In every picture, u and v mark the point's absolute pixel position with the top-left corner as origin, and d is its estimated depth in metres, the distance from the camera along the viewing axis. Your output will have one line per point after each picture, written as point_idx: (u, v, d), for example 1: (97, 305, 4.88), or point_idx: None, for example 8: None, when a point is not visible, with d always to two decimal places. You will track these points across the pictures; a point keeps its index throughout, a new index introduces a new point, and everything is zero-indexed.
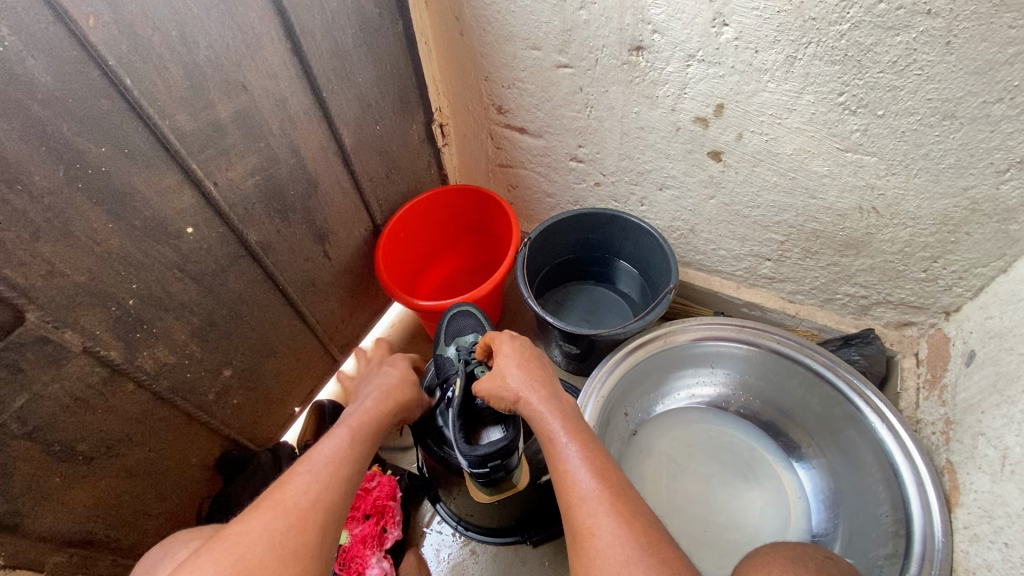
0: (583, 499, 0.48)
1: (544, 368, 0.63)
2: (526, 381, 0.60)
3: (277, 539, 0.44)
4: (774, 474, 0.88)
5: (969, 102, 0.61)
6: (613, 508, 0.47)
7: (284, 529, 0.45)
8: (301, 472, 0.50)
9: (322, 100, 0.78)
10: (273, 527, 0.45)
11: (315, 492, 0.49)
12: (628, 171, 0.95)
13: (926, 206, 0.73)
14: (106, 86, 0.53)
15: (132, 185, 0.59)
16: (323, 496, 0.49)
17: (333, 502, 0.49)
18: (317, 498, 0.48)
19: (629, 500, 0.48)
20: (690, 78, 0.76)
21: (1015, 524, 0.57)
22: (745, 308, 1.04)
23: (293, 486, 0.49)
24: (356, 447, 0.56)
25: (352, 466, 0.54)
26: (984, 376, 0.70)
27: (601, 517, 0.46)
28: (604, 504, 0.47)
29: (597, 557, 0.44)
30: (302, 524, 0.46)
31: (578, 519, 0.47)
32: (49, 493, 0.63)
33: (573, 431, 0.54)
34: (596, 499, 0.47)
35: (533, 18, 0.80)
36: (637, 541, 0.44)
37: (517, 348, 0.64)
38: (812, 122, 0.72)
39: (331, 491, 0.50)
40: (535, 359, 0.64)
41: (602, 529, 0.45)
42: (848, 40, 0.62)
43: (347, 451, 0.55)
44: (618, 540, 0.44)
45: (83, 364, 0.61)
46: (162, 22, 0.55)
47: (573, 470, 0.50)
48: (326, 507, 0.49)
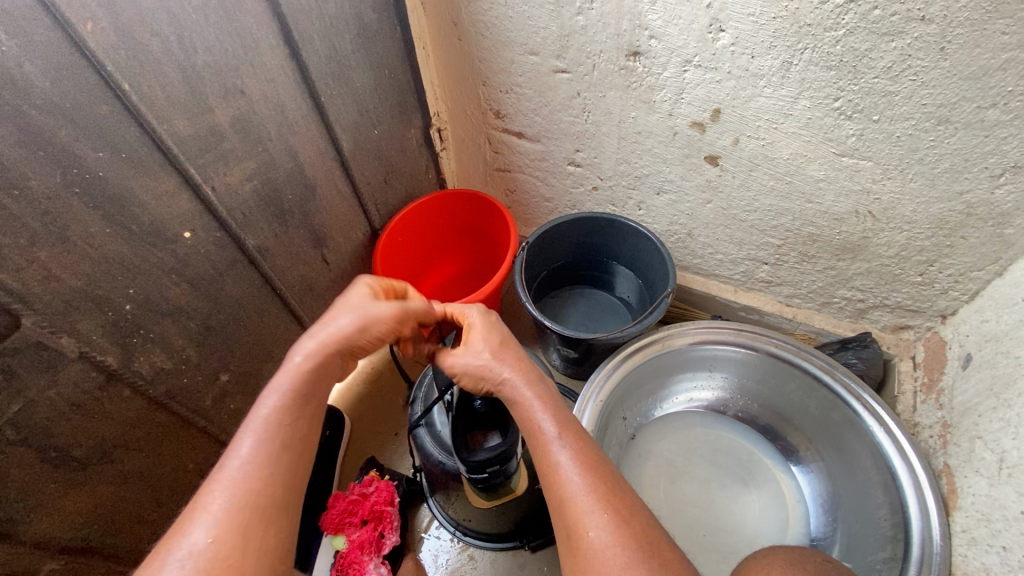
0: (575, 497, 0.47)
1: (515, 343, 0.60)
2: (504, 363, 0.56)
3: (212, 549, 0.40)
4: (772, 478, 0.88)
5: (963, 108, 0.62)
6: (606, 506, 0.46)
7: (220, 536, 0.40)
8: (230, 467, 0.44)
9: (320, 104, 0.78)
10: (206, 537, 0.40)
11: (247, 484, 0.43)
12: (625, 176, 0.95)
13: (922, 210, 0.74)
14: (104, 91, 0.53)
15: (129, 189, 0.59)
16: (255, 484, 0.43)
17: (269, 487, 0.44)
18: (251, 492, 0.43)
19: (622, 497, 0.48)
20: (687, 83, 0.76)
21: (1013, 528, 0.57)
22: (742, 312, 1.05)
23: (223, 484, 0.43)
24: (289, 415, 0.47)
25: (287, 440, 0.46)
26: (980, 379, 0.70)
27: (595, 516, 0.46)
28: (596, 502, 0.47)
29: (593, 558, 0.44)
30: (239, 525, 0.41)
31: (571, 518, 0.47)
32: (45, 500, 0.63)
33: (560, 420, 0.53)
34: (588, 497, 0.47)
35: (531, 24, 0.80)
36: (632, 540, 0.44)
37: (489, 324, 0.60)
38: (808, 127, 0.73)
39: (263, 479, 0.44)
40: (504, 334, 0.60)
41: (596, 529, 0.45)
42: (844, 45, 0.63)
43: (282, 421, 0.47)
44: (614, 541, 0.44)
45: (79, 369, 0.61)
46: (160, 27, 0.55)
47: (563, 466, 0.49)
48: (260, 496, 0.43)
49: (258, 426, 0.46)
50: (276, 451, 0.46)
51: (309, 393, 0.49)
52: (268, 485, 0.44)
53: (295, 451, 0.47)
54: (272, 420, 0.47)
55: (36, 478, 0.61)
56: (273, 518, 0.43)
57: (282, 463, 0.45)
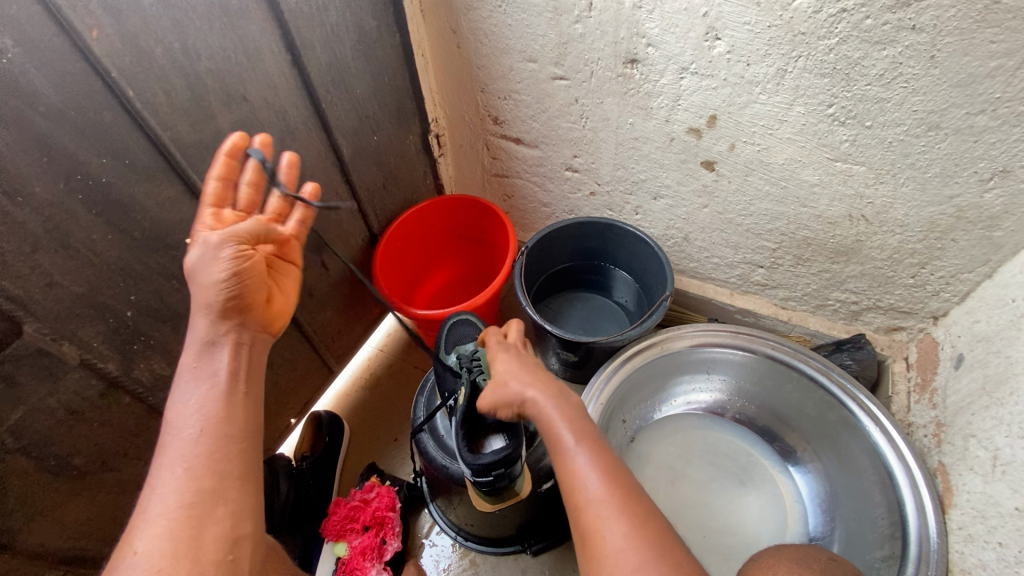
0: (593, 503, 0.49)
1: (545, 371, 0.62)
2: (527, 382, 0.58)
3: (148, 554, 0.43)
4: (770, 479, 0.89)
5: (953, 114, 0.64)
6: (623, 511, 0.47)
7: (152, 541, 0.43)
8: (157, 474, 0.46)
9: (320, 111, 0.78)
10: (141, 545, 0.43)
11: (174, 484, 0.46)
12: (622, 181, 0.96)
13: (913, 213, 0.76)
14: (108, 98, 0.53)
15: (131, 196, 0.59)
16: (176, 484, 0.46)
17: (192, 483, 0.46)
18: (179, 492, 0.45)
19: (639, 504, 0.49)
20: (684, 90, 0.77)
21: (1008, 524, 0.58)
22: (738, 314, 1.06)
23: (155, 489, 0.46)
24: (204, 409, 0.49)
25: (204, 433, 0.48)
26: (973, 379, 0.71)
27: (611, 522, 0.47)
28: (614, 507, 0.48)
29: (610, 560, 0.45)
30: (170, 526, 0.44)
31: (588, 520, 0.48)
32: (43, 509, 0.62)
33: (580, 432, 0.54)
34: (607, 501, 0.48)
35: (530, 32, 0.81)
36: (647, 544, 0.45)
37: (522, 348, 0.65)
38: (802, 133, 0.74)
39: (185, 477, 0.46)
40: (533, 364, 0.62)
41: (614, 531, 0.46)
42: (837, 53, 0.64)
43: (199, 416, 0.49)
44: (631, 545, 0.45)
45: (80, 377, 0.60)
46: (164, 34, 0.56)
47: (582, 472, 0.51)
48: (184, 494, 0.45)
49: (172, 427, 0.48)
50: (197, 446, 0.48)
51: (223, 373, 0.52)
52: (190, 477, 0.46)
53: (221, 442, 0.48)
54: (191, 415, 0.49)
55: (34, 487, 0.60)
56: (206, 510, 0.46)
57: (202, 454, 0.47)
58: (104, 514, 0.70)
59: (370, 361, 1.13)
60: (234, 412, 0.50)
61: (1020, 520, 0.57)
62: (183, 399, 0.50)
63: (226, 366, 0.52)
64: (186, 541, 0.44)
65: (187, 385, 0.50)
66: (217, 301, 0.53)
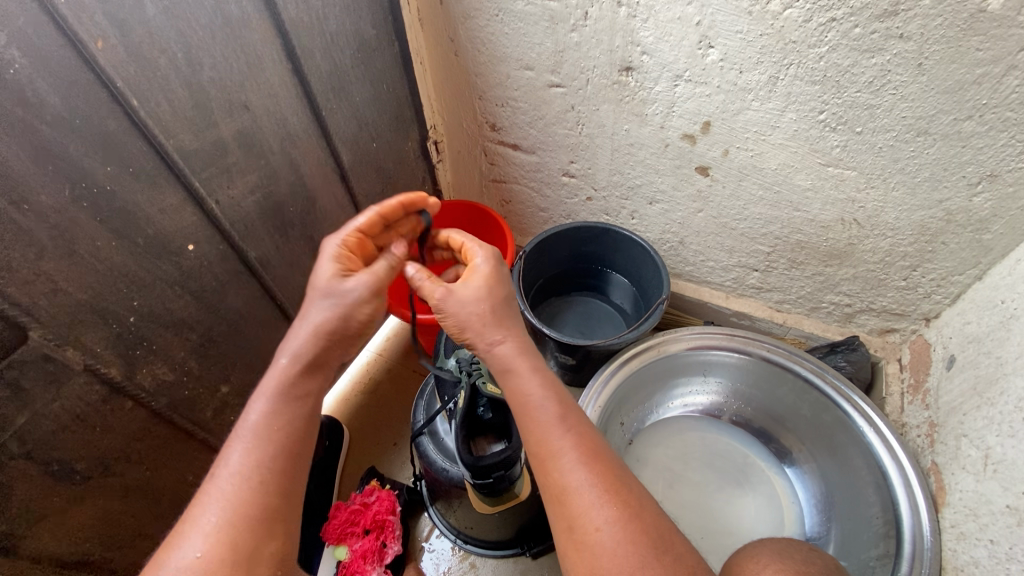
0: (580, 493, 0.47)
1: (505, 303, 0.57)
2: (477, 314, 0.54)
3: (201, 566, 0.43)
4: (767, 479, 0.90)
5: (941, 120, 0.65)
6: (612, 501, 0.47)
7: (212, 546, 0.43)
8: (214, 479, 0.46)
9: (321, 119, 0.79)
10: (190, 552, 0.43)
11: (234, 493, 0.45)
12: (618, 186, 0.98)
13: (903, 217, 0.77)
14: (113, 107, 0.54)
15: (135, 203, 0.59)
16: (240, 494, 0.45)
17: (253, 498, 0.45)
18: (244, 497, 0.45)
19: (625, 491, 0.48)
20: (678, 97, 0.79)
21: (999, 522, 0.60)
22: (734, 317, 1.07)
23: (213, 496, 0.46)
24: (276, 421, 0.48)
25: (273, 447, 0.47)
26: (965, 379, 0.73)
27: (601, 513, 0.46)
28: (601, 496, 0.47)
29: (600, 552, 0.45)
30: (226, 539, 0.44)
31: (572, 510, 0.47)
32: (47, 514, 0.62)
33: (558, 410, 0.51)
34: (593, 490, 0.47)
35: (527, 40, 0.83)
36: (637, 537, 0.45)
37: (497, 272, 0.58)
38: (794, 138, 0.76)
39: (250, 488, 0.46)
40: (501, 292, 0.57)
41: (602, 523, 0.46)
42: (827, 61, 0.66)
43: (272, 426, 0.48)
44: (622, 537, 0.45)
45: (83, 382, 0.61)
46: (168, 45, 0.57)
47: (562, 456, 0.49)
48: (246, 505, 0.45)
49: (244, 435, 0.47)
50: (263, 458, 0.47)
51: (302, 389, 0.50)
52: (254, 491, 0.46)
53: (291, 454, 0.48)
54: (263, 423, 0.48)
55: (38, 492, 0.60)
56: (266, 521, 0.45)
57: (269, 467, 0.47)
58: (106, 519, 0.70)
59: (369, 366, 1.13)
60: (304, 431, 0.50)
61: (1010, 517, 0.58)
62: (256, 406, 0.49)
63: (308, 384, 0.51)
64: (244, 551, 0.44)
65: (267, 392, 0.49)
66: (337, 322, 0.52)
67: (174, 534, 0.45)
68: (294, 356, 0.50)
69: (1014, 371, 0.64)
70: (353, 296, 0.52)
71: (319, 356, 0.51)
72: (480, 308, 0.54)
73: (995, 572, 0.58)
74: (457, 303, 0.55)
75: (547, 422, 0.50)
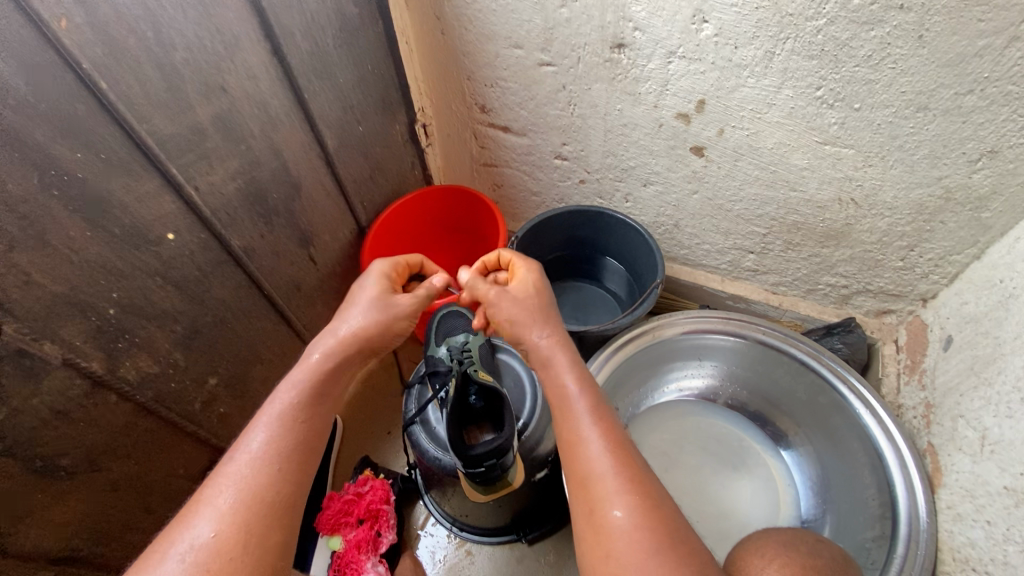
0: (602, 478, 0.47)
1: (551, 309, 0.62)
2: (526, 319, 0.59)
3: (213, 545, 0.42)
4: (762, 462, 0.90)
5: (941, 94, 0.63)
6: (632, 490, 0.46)
7: (225, 526, 0.42)
8: (230, 462, 0.46)
9: (303, 101, 0.77)
10: (202, 535, 0.42)
11: (253, 477, 0.45)
12: (612, 168, 0.96)
13: (902, 196, 0.75)
14: (80, 90, 0.52)
15: (109, 191, 0.57)
16: (260, 477, 0.45)
17: (273, 481, 0.46)
18: (259, 482, 0.45)
19: (647, 486, 0.46)
20: (671, 74, 0.76)
21: (996, 502, 0.59)
22: (730, 300, 1.06)
23: (229, 478, 0.45)
24: (302, 411, 0.50)
25: (296, 435, 0.48)
26: (962, 360, 0.72)
27: (620, 500, 0.45)
28: (622, 485, 0.46)
29: (616, 540, 0.44)
30: (241, 521, 0.43)
31: (594, 495, 0.46)
32: (31, 511, 0.61)
33: (590, 402, 0.52)
34: (616, 479, 0.46)
35: (515, 17, 0.80)
36: (655, 531, 0.43)
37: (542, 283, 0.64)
38: (791, 116, 0.74)
39: (271, 471, 0.46)
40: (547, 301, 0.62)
41: (621, 511, 0.45)
42: (825, 35, 0.64)
43: (296, 415, 0.49)
44: (641, 527, 0.43)
45: (64, 377, 0.60)
46: (137, 23, 0.54)
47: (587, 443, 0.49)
48: (265, 487, 0.45)
49: (268, 420, 0.48)
50: (284, 444, 0.47)
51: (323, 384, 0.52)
52: (274, 475, 0.46)
53: (306, 446, 0.49)
54: (288, 411, 0.49)
55: (20, 489, 0.59)
56: (279, 507, 0.45)
57: (289, 454, 0.47)
58: (94, 514, 0.69)
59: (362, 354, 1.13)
60: (322, 424, 0.51)
61: (1007, 498, 0.58)
62: (281, 395, 0.50)
63: (329, 379, 0.53)
64: (254, 535, 0.43)
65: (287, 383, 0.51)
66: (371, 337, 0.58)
67: (179, 518, 0.44)
68: (344, 345, 0.56)
69: (1012, 351, 0.63)
70: (389, 320, 0.59)
71: (343, 357, 0.55)
72: (525, 308, 0.60)
73: (993, 554, 0.58)
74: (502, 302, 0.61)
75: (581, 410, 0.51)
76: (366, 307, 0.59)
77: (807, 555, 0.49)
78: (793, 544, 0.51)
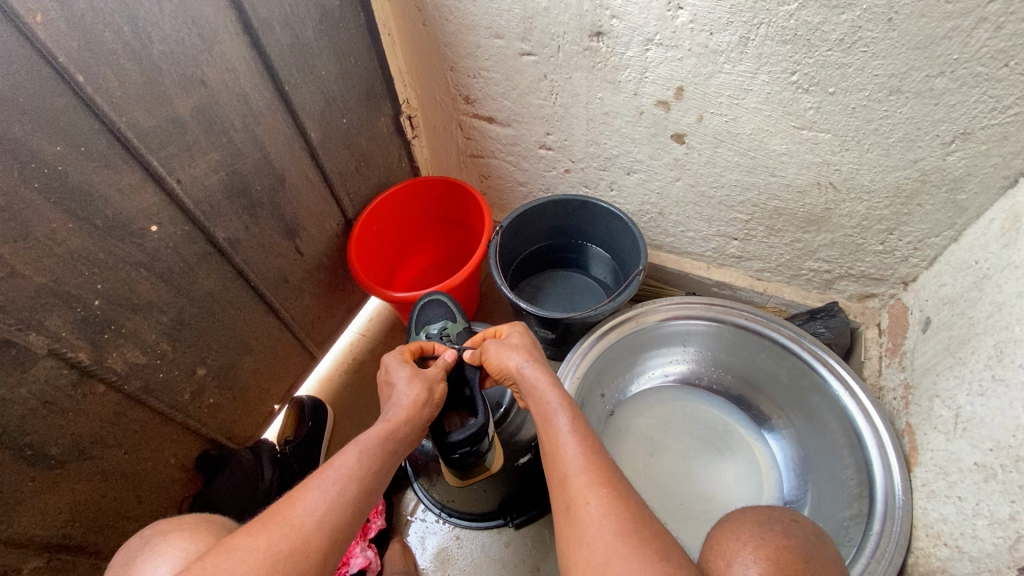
0: (575, 474, 0.50)
1: (539, 356, 0.68)
2: (519, 363, 0.65)
3: (291, 546, 0.44)
4: (746, 446, 0.91)
5: (913, 77, 0.64)
6: (603, 481, 0.48)
7: (311, 528, 0.45)
8: (310, 490, 0.48)
9: (284, 94, 0.77)
10: (272, 549, 0.43)
11: (338, 498, 0.49)
12: (595, 157, 0.96)
13: (879, 179, 0.76)
14: (58, 84, 0.53)
15: (90, 184, 0.58)
16: (332, 519, 0.47)
17: (341, 531, 0.47)
18: (339, 502, 0.48)
19: (615, 481, 0.49)
20: (650, 61, 0.77)
21: (967, 479, 0.61)
22: (716, 287, 1.07)
23: (316, 489, 0.48)
24: (379, 456, 0.55)
25: (368, 491, 0.52)
26: (939, 341, 0.73)
27: (592, 490, 0.48)
28: (593, 478, 0.49)
29: (587, 527, 0.45)
30: (319, 534, 0.46)
31: (570, 492, 0.49)
32: (22, 498, 0.63)
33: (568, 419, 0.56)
34: (588, 476, 0.49)
35: (494, 8, 0.81)
36: (621, 516, 0.45)
37: (535, 345, 0.70)
38: (768, 101, 0.74)
39: (342, 514, 0.48)
40: (536, 352, 0.68)
41: (593, 499, 0.47)
42: (797, 19, 0.64)
43: (373, 457, 0.54)
44: (609, 512, 0.45)
45: (50, 366, 0.61)
46: (113, 17, 0.55)
47: (563, 451, 0.53)
48: (335, 530, 0.47)
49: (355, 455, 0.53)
50: (355, 492, 0.50)
51: (393, 442, 0.58)
52: (342, 524, 0.48)
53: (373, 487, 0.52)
54: (366, 453, 0.54)
55: (11, 477, 0.61)
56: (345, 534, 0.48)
57: (358, 512, 0.50)
58: (86, 502, 0.70)
59: (352, 346, 1.15)
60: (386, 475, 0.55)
61: (977, 474, 0.59)
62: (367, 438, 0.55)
63: (397, 439, 0.58)
64: (322, 547, 0.45)
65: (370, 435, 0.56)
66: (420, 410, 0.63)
67: (259, 521, 0.45)
68: (404, 413, 0.61)
69: (985, 331, 0.64)
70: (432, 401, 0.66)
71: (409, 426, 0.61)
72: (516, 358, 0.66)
73: (963, 528, 0.59)
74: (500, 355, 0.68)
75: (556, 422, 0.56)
76: (421, 382, 0.66)
77: (785, 539, 0.47)
78: (769, 528, 0.48)
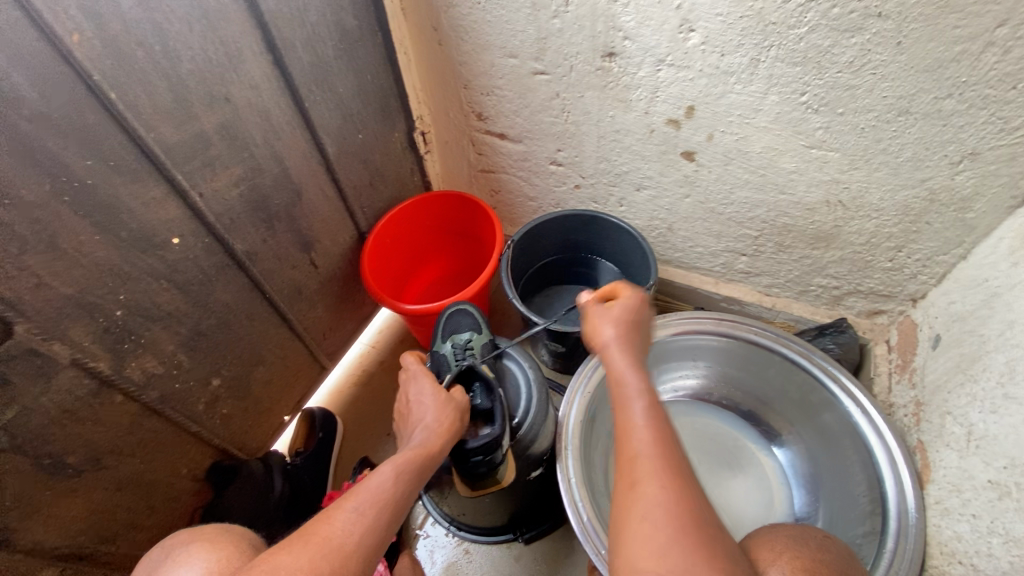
0: (640, 457, 0.47)
1: (641, 329, 0.58)
2: (620, 334, 0.56)
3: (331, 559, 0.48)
4: (756, 461, 0.92)
5: (922, 99, 0.65)
6: (673, 478, 0.46)
7: (348, 543, 0.50)
8: (346, 509, 0.53)
9: (304, 110, 0.79)
10: (314, 561, 0.48)
11: (369, 514, 0.53)
12: (605, 173, 0.98)
13: (888, 198, 0.77)
14: (91, 101, 0.54)
15: (118, 198, 0.60)
16: (367, 541, 0.51)
17: (373, 549, 0.52)
18: (370, 521, 0.53)
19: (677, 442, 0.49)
20: (661, 82, 0.79)
21: (981, 496, 0.61)
22: (724, 302, 1.08)
23: (352, 505, 0.53)
24: (407, 475, 0.59)
25: (396, 512, 0.56)
26: (949, 358, 0.73)
27: (655, 486, 0.45)
28: (661, 470, 0.46)
29: (642, 514, 0.45)
30: (355, 548, 0.50)
31: (634, 472, 0.47)
32: (39, 507, 0.63)
33: (653, 415, 0.50)
34: (656, 463, 0.47)
35: (509, 27, 0.82)
36: (682, 497, 0.45)
37: (635, 308, 0.59)
38: (777, 121, 0.76)
39: (374, 529, 0.53)
40: (636, 322, 0.58)
41: (659, 489, 0.45)
42: (807, 42, 0.66)
43: (402, 480, 0.58)
44: (670, 509, 0.44)
45: (72, 376, 0.62)
46: (145, 38, 0.57)
47: (641, 460, 0.47)
48: (368, 548, 0.51)
49: (387, 475, 0.57)
50: (386, 512, 0.54)
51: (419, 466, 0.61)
52: (376, 544, 0.52)
53: (402, 507, 0.57)
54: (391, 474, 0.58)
55: (31, 484, 0.61)
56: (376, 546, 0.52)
57: (386, 534, 0.54)
58: (100, 512, 0.71)
59: (363, 357, 1.15)
60: (412, 495, 0.59)
61: (992, 491, 0.59)
62: (397, 460, 0.60)
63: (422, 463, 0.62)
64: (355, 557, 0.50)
65: (397, 459, 0.60)
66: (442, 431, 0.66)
67: (302, 534, 0.50)
68: (433, 437, 0.64)
69: (997, 348, 0.64)
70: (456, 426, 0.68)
71: (436, 450, 0.64)
72: (613, 330, 0.56)
73: (977, 546, 0.59)
74: (604, 320, 0.57)
75: (642, 449, 0.47)
76: (440, 408, 0.68)
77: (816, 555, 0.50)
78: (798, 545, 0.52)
